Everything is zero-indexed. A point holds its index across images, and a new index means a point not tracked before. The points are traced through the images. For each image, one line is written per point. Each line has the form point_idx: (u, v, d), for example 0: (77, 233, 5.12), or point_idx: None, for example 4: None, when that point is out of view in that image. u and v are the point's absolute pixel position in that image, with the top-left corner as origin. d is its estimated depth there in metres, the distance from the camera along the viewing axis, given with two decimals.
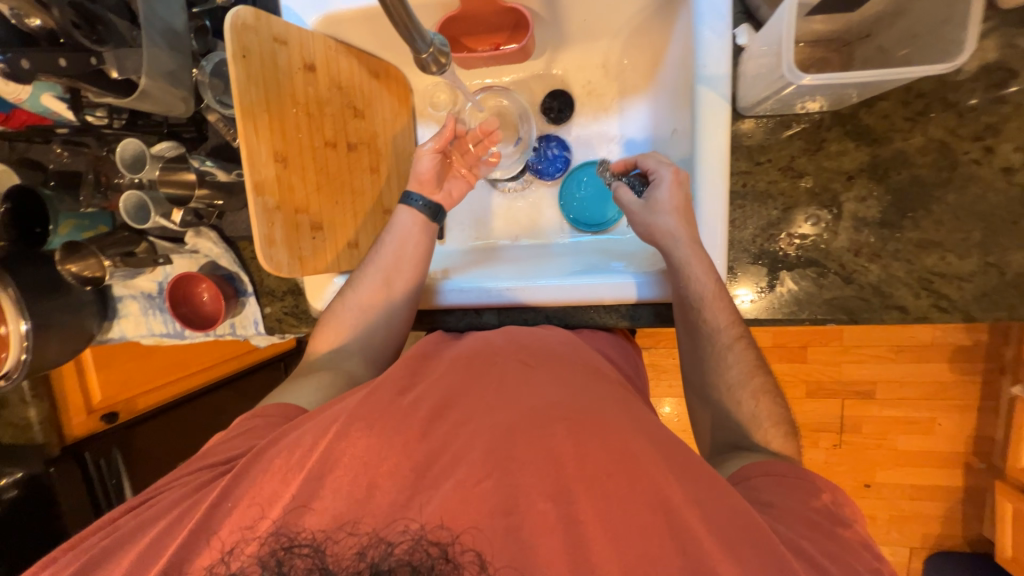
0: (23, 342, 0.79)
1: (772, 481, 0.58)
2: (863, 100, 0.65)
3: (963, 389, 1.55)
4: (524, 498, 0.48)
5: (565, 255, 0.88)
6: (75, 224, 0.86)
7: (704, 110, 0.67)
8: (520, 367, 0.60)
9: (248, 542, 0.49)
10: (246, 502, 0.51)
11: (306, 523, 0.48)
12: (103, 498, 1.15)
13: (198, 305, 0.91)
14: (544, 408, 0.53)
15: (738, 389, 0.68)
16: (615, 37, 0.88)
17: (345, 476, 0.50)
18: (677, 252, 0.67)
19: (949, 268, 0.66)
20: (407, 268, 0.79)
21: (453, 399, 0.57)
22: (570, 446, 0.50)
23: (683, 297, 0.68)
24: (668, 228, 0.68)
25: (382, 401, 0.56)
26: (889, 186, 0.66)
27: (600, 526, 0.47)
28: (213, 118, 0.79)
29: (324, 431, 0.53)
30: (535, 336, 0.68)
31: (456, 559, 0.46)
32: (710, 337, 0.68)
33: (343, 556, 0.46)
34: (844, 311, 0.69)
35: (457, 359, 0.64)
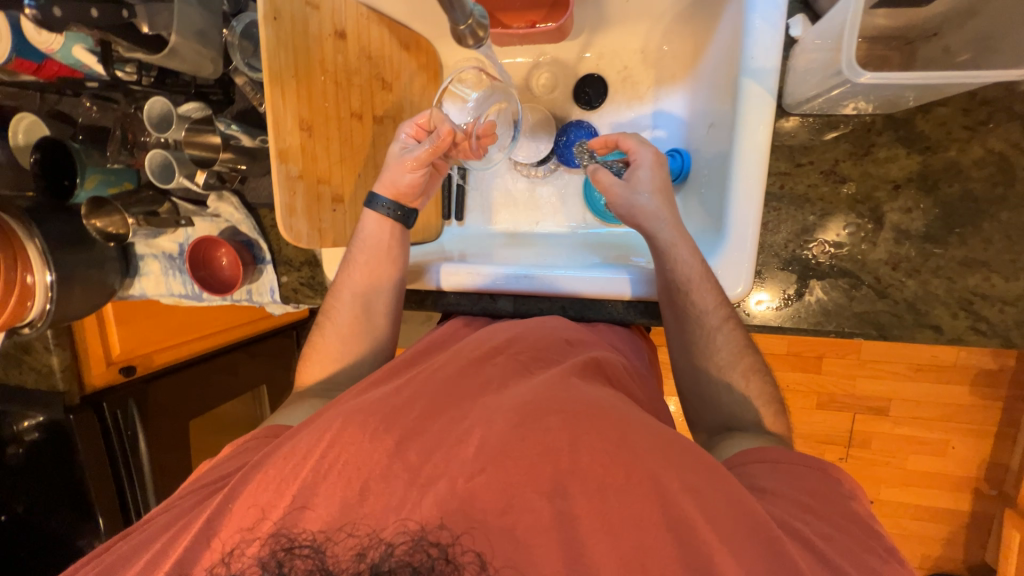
0: (48, 292, 0.81)
1: (768, 467, 0.57)
2: (921, 105, 0.61)
3: (982, 414, 1.50)
4: (524, 502, 0.47)
5: (562, 247, 0.88)
6: (101, 179, 0.85)
7: (747, 104, 0.64)
8: (518, 368, 0.62)
9: (250, 544, 0.49)
10: (248, 500, 0.52)
11: (305, 525, 0.48)
12: (118, 450, 1.18)
13: (217, 269, 0.92)
14: (547, 407, 0.53)
15: (728, 369, 0.67)
16: (657, 21, 0.84)
17: (337, 483, 0.50)
18: (659, 233, 0.70)
19: (993, 290, 0.62)
20: (381, 272, 0.78)
21: (452, 402, 0.57)
22: (569, 450, 0.50)
23: (666, 279, 0.69)
24: (648, 209, 0.71)
25: (382, 405, 0.56)
26: (938, 200, 0.63)
27: (602, 532, 0.46)
28: (240, 81, 0.78)
29: (317, 439, 0.52)
30: (542, 335, 0.69)
31: (456, 560, 0.45)
32: (698, 319, 0.67)
33: (343, 557, 0.46)
34: (874, 326, 0.66)
35: (462, 360, 0.64)
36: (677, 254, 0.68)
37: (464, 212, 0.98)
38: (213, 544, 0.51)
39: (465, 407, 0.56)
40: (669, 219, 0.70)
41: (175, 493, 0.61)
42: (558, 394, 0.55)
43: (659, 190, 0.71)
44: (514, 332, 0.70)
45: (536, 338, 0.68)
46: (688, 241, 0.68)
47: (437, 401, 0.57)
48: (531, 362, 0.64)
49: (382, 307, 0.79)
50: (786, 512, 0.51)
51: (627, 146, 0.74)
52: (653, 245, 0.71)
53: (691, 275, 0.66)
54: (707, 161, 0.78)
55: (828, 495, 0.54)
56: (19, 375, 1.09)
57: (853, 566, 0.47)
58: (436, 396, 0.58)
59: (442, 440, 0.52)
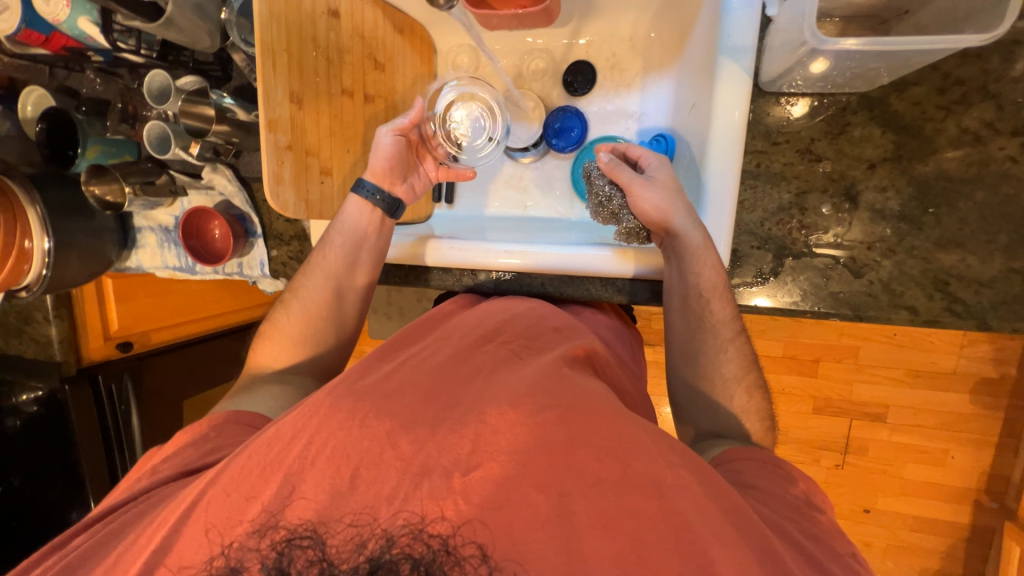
0: (45, 257, 0.83)
1: (755, 464, 0.60)
2: (895, 83, 0.62)
3: (979, 424, 1.47)
4: (522, 491, 0.46)
5: (541, 232, 0.90)
6: (102, 150, 0.89)
7: (724, 81, 0.65)
8: (509, 357, 0.63)
9: (240, 520, 0.47)
10: (235, 494, 0.49)
11: (300, 515, 0.46)
12: (113, 424, 1.21)
13: (209, 240, 0.93)
14: (531, 395, 0.53)
15: (732, 381, 0.69)
16: (644, 9, 0.85)
17: (326, 471, 0.48)
18: (689, 233, 0.67)
19: (968, 271, 0.62)
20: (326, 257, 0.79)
21: (443, 389, 0.56)
22: (564, 442, 0.49)
23: (685, 283, 0.69)
24: (676, 208, 0.68)
25: (365, 390, 0.55)
26: (913, 179, 0.63)
27: (598, 526, 0.45)
28: (238, 56, 0.81)
29: (302, 425, 0.51)
30: (529, 325, 0.70)
31: (458, 553, 0.44)
32: (712, 326, 0.69)
33: (342, 548, 0.44)
34: (849, 307, 0.66)
35: (453, 348, 0.64)
36: (703, 261, 0.66)
37: (455, 196, 0.99)
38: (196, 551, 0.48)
39: (459, 397, 0.55)
40: (689, 213, 0.68)
41: (192, 466, 0.61)
42: (540, 385, 0.55)
43: (681, 193, 0.70)
44: (502, 320, 0.71)
45: (523, 326, 0.70)
46: (710, 249, 0.67)
47: (430, 388, 0.56)
48: (521, 351, 0.64)
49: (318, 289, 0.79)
50: (773, 511, 0.53)
51: (635, 153, 0.76)
52: (676, 246, 0.69)
53: (713, 282, 0.67)
54: (692, 144, 0.79)
55: (811, 510, 0.55)
56: (19, 345, 1.12)
57: (824, 554, 0.49)
58: (428, 384, 0.56)
59: (434, 430, 0.50)
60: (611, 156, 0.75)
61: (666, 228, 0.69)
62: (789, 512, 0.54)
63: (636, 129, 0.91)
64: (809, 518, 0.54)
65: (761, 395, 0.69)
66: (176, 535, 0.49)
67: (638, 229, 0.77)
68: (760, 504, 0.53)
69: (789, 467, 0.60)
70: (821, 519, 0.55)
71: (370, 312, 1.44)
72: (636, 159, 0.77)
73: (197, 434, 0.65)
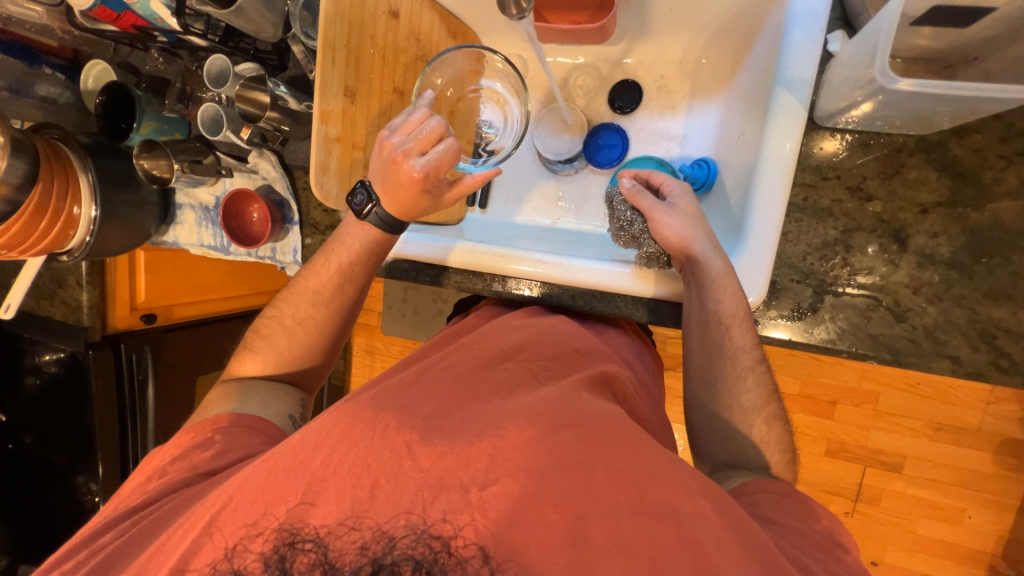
0: (90, 226, 0.86)
1: (773, 498, 0.58)
2: (956, 128, 0.61)
3: (999, 485, 1.42)
4: (542, 508, 0.46)
5: (570, 245, 0.90)
6: (154, 126, 0.91)
7: (778, 112, 0.65)
8: (529, 378, 0.62)
9: (252, 541, 0.47)
10: (241, 504, 0.49)
11: (309, 522, 0.46)
12: (129, 393, 1.21)
13: (247, 223, 0.96)
14: (551, 412, 0.54)
15: (752, 411, 0.67)
16: (697, 34, 0.86)
17: (347, 480, 0.48)
18: (709, 259, 0.68)
19: (1017, 326, 0.61)
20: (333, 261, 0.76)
21: (464, 404, 0.56)
22: (582, 463, 0.49)
23: (705, 310, 0.68)
24: (697, 235, 0.70)
25: (390, 399, 0.56)
26: (965, 227, 0.62)
27: (616, 551, 0.44)
28: (296, 48, 0.83)
29: (326, 433, 0.51)
30: (554, 345, 0.70)
31: (459, 554, 0.44)
32: (731, 354, 0.68)
33: (345, 552, 0.44)
34: (888, 351, 0.64)
35: (474, 361, 0.64)
36: (723, 286, 0.66)
37: (488, 202, 0.99)
38: (213, 540, 0.48)
39: (477, 411, 0.55)
40: (707, 240, 0.69)
41: (211, 467, 0.60)
42: (566, 404, 0.55)
43: (703, 220, 0.72)
44: (526, 338, 0.70)
45: (547, 346, 0.69)
46: (731, 275, 0.67)
47: (449, 401, 0.56)
48: (541, 373, 0.64)
49: (330, 288, 0.76)
50: (794, 544, 0.51)
51: (658, 180, 0.77)
52: (695, 271, 0.70)
53: (734, 308, 0.66)
54: (736, 172, 0.79)
55: (838, 551, 0.52)
56: (49, 307, 1.14)
57: None
58: (450, 396, 0.57)
59: (457, 437, 0.50)
60: (633, 182, 0.76)
61: (686, 254, 0.70)
62: (816, 552, 0.51)
63: (677, 152, 0.90)
64: (832, 556, 0.51)
65: (785, 431, 0.68)
66: (195, 528, 0.48)
67: (659, 254, 0.76)
68: (780, 538, 0.52)
69: (812, 500, 0.58)
70: (848, 554, 0.52)
71: (385, 309, 1.45)
72: (659, 185, 0.77)
73: (204, 437, 0.63)
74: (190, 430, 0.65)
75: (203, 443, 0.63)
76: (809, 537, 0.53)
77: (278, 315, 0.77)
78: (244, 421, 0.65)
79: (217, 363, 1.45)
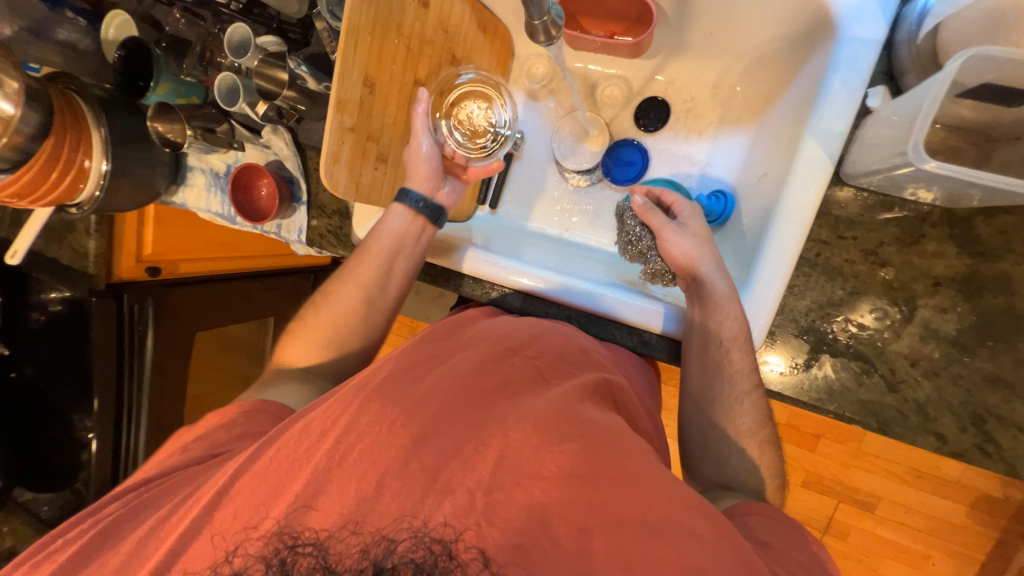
0: (100, 180, 0.85)
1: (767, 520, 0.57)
2: (985, 207, 0.59)
3: (970, 538, 1.43)
4: (541, 520, 0.47)
5: (578, 257, 0.89)
6: (171, 88, 0.89)
7: (803, 160, 0.62)
8: (533, 379, 0.62)
9: (248, 544, 0.48)
10: (241, 504, 0.50)
11: (308, 524, 0.48)
12: (127, 340, 1.20)
13: (255, 198, 0.95)
14: (555, 421, 0.53)
15: (747, 436, 0.66)
16: (735, 60, 0.82)
17: (354, 472, 0.50)
18: (715, 281, 0.67)
19: (1012, 414, 0.60)
20: (378, 247, 0.77)
21: (470, 404, 0.56)
22: (587, 477, 0.49)
23: (705, 328, 0.67)
24: (705, 257, 0.68)
25: (395, 387, 0.57)
26: (976, 307, 0.61)
27: (618, 569, 0.45)
28: (320, 25, 0.81)
29: (333, 424, 0.53)
30: (558, 343, 0.69)
31: (459, 557, 0.45)
32: (730, 377, 0.66)
33: (346, 556, 0.46)
34: (875, 419, 0.64)
35: (480, 358, 0.63)
36: (725, 310, 0.65)
37: (500, 202, 0.96)
38: (212, 541, 0.49)
39: (481, 418, 0.54)
40: (714, 261, 0.68)
41: (222, 445, 0.64)
42: (574, 415, 0.55)
43: (712, 242, 0.70)
44: (531, 334, 0.70)
45: (551, 345, 0.69)
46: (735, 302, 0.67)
47: None
48: (546, 372, 0.64)
49: (372, 268, 0.78)
50: (785, 566, 0.51)
51: (670, 199, 0.75)
52: (700, 293, 0.68)
53: (735, 332, 0.64)
54: (754, 212, 0.77)
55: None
56: (56, 250, 1.16)
57: None
58: None
59: (459, 447, 0.51)
60: (645, 200, 0.75)
61: (692, 276, 0.70)
62: (806, 575, 0.51)
63: (696, 178, 0.88)
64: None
65: (779, 467, 0.67)
66: (198, 512, 0.50)
67: (664, 271, 0.77)
68: (771, 559, 0.51)
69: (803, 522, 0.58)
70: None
71: None
72: (670, 206, 0.76)
73: (227, 420, 0.68)
74: (217, 413, 0.70)
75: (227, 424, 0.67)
76: (810, 557, 0.53)
77: (332, 295, 0.79)
78: (264, 407, 0.69)
79: (230, 315, 1.46)
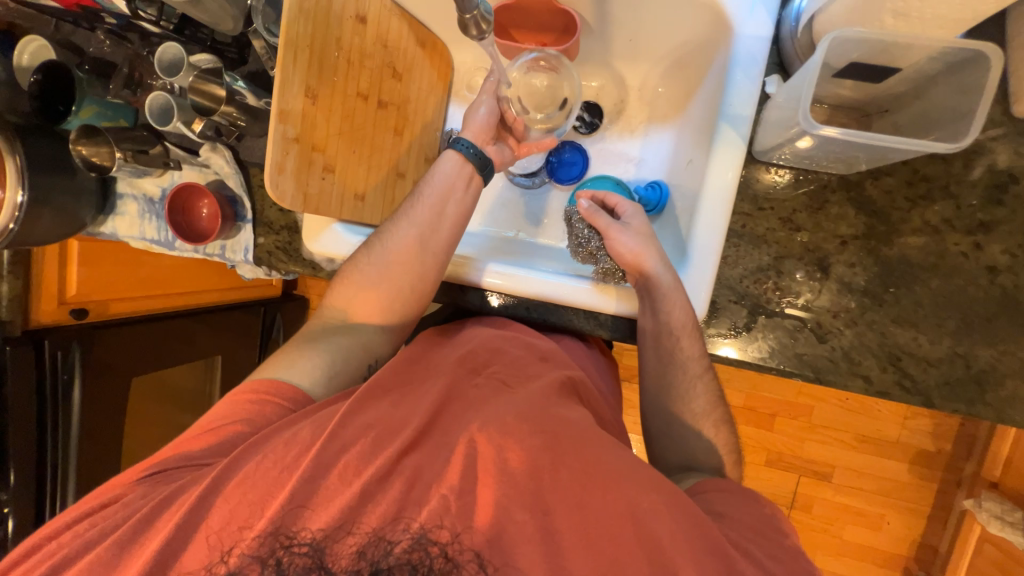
0: (14, 212, 0.78)
1: (724, 496, 0.61)
2: (871, 170, 0.69)
3: (915, 493, 1.55)
4: (514, 512, 0.50)
5: (532, 255, 0.91)
6: (96, 111, 0.86)
7: (720, 143, 0.70)
8: (497, 388, 0.65)
9: (240, 544, 0.49)
10: (234, 507, 0.51)
11: (304, 524, 0.49)
12: (51, 391, 1.06)
13: (194, 217, 0.92)
14: (528, 420, 0.57)
15: (702, 418, 0.71)
16: (655, 64, 0.91)
17: (343, 483, 0.51)
18: (661, 275, 0.71)
19: (918, 350, 0.68)
20: (433, 195, 0.78)
21: (442, 412, 0.59)
22: (552, 464, 0.53)
23: (657, 323, 0.71)
24: (650, 253, 0.72)
25: (373, 401, 0.59)
26: (879, 260, 0.69)
27: (581, 545, 0.49)
28: (258, 43, 0.81)
29: (323, 429, 0.54)
30: (517, 353, 0.72)
31: (455, 558, 0.47)
32: (683, 363, 0.71)
33: (342, 555, 0.47)
34: (811, 368, 0.70)
35: (449, 375, 0.66)
36: (672, 299, 0.69)
37: None
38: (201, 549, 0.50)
39: (456, 429, 0.57)
40: (659, 256, 0.72)
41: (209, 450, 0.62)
42: (541, 412, 0.58)
43: (654, 238, 0.75)
44: (492, 349, 0.72)
45: (511, 357, 0.71)
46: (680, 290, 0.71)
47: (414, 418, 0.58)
48: (508, 380, 0.67)
49: (430, 214, 0.77)
50: (738, 533, 0.56)
51: (614, 201, 0.80)
52: (648, 288, 0.72)
53: (683, 321, 0.69)
54: (686, 196, 0.84)
55: (780, 531, 0.57)
56: None
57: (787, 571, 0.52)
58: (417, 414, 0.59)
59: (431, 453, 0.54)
60: (590, 204, 0.78)
61: (640, 272, 0.73)
62: (759, 534, 0.56)
63: (633, 172, 0.95)
64: (772, 537, 0.56)
65: (732, 433, 0.72)
66: (185, 518, 0.51)
67: (614, 269, 0.78)
68: (726, 528, 0.56)
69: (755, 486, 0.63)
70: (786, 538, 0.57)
71: None
72: (614, 207, 0.79)
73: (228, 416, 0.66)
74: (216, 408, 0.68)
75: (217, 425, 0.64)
76: (763, 517, 0.58)
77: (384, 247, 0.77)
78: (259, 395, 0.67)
79: (179, 351, 1.33)
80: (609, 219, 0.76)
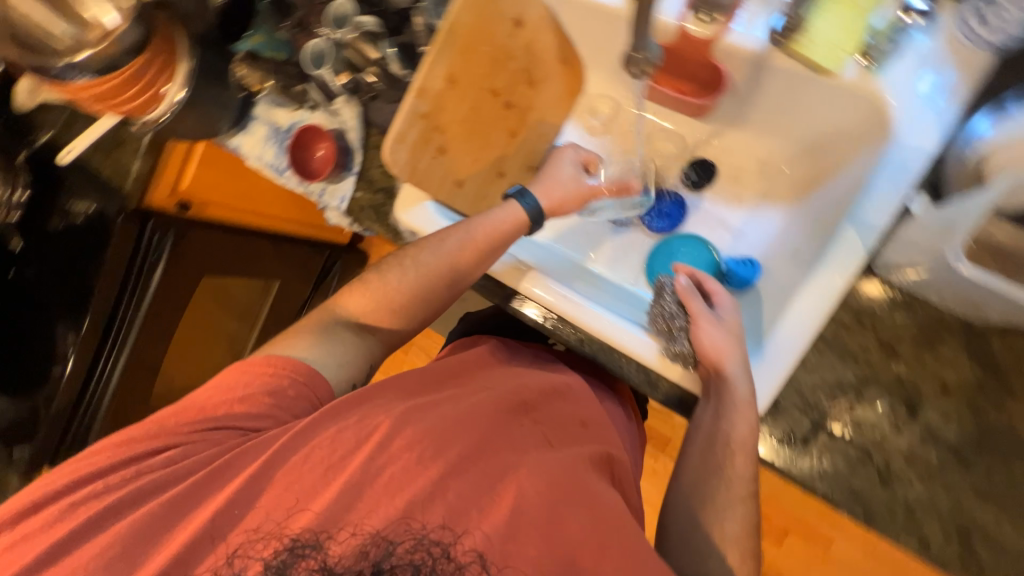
0: (172, 108, 0.87)
1: None
2: (1003, 327, 0.63)
3: None
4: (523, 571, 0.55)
5: (602, 287, 0.89)
6: (263, 41, 0.94)
7: (839, 245, 0.66)
8: (540, 441, 0.67)
9: (254, 547, 0.57)
10: (273, 498, 0.59)
11: (314, 533, 0.56)
12: (138, 267, 1.18)
13: (307, 157, 1.00)
14: (554, 491, 0.60)
15: (730, 543, 0.63)
16: (789, 143, 0.87)
17: (376, 503, 0.58)
18: (738, 382, 0.66)
19: (996, 532, 0.61)
20: (480, 236, 0.77)
21: (481, 450, 0.63)
22: (570, 544, 0.58)
23: (715, 427, 0.66)
24: (734, 356, 0.68)
25: (422, 418, 0.65)
26: (980, 422, 0.63)
27: None
28: (418, 21, 0.88)
29: (368, 438, 0.62)
30: (563, 412, 0.74)
31: (459, 559, 0.55)
32: (728, 479, 0.65)
33: (343, 558, 0.55)
34: (862, 509, 0.64)
35: (496, 407, 0.69)
36: (741, 415, 0.64)
37: None
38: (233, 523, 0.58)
39: (494, 473, 0.61)
40: (741, 356, 0.68)
41: (233, 420, 0.66)
42: (571, 480, 0.62)
43: (744, 342, 0.71)
44: (543, 395, 0.75)
45: (556, 412, 0.74)
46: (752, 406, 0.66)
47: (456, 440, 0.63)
48: (551, 437, 0.69)
49: (470, 255, 0.77)
50: None
51: (711, 287, 0.76)
52: (719, 389, 0.68)
53: (745, 437, 0.64)
54: (779, 285, 0.80)
55: None
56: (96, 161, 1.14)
57: None
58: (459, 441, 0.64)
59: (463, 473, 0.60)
60: (688, 283, 0.76)
61: (717, 367, 0.68)
62: None
63: (728, 242, 0.92)
64: None
65: None
66: (230, 496, 0.59)
67: (689, 355, 0.71)
68: None
69: None
70: None
71: None
72: (710, 292, 0.76)
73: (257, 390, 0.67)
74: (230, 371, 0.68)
75: (241, 395, 0.67)
76: None
77: (410, 261, 0.78)
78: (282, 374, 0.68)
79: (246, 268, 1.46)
80: (703, 306, 0.73)
